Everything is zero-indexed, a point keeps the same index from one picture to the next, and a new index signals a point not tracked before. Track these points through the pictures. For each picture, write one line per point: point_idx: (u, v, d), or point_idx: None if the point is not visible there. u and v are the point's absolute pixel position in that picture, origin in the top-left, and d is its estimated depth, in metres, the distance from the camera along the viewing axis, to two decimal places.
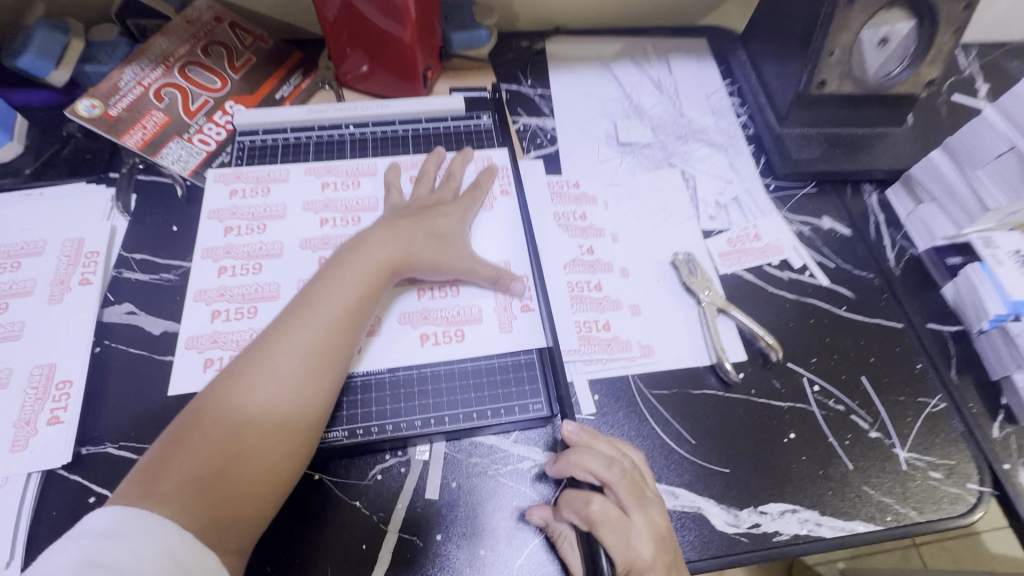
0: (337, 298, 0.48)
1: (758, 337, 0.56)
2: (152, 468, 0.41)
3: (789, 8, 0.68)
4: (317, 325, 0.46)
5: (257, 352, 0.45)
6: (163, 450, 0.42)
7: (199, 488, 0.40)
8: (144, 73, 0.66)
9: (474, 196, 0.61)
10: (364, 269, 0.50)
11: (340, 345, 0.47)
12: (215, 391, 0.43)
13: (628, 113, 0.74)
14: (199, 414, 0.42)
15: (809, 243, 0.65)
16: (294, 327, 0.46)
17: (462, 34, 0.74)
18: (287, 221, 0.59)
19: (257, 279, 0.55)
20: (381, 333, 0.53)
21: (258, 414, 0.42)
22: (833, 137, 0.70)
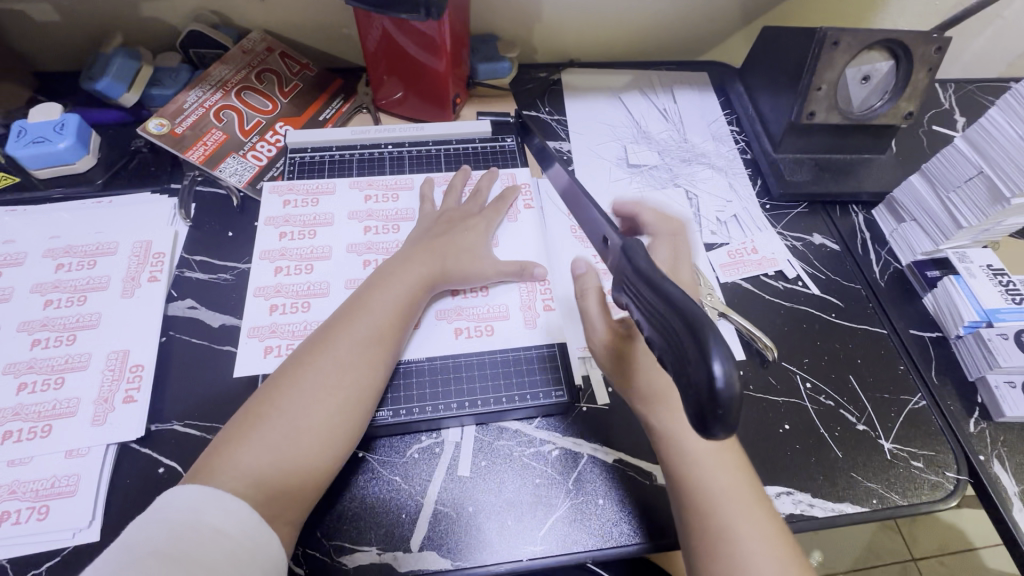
0: (387, 299, 0.54)
1: (755, 339, 0.63)
2: (227, 442, 0.45)
3: (780, 47, 0.76)
4: (371, 322, 0.52)
5: (319, 343, 0.51)
6: (237, 427, 0.46)
7: (272, 459, 0.45)
8: (205, 96, 0.73)
9: (499, 209, 0.68)
10: (411, 277, 0.57)
11: (391, 340, 0.53)
12: (282, 377, 0.49)
13: (637, 137, 0.81)
14: (270, 396, 0.48)
15: (802, 257, 0.72)
16: (351, 323, 0.52)
17: (487, 65, 0.82)
18: (334, 229, 0.66)
19: (310, 279, 0.62)
20: (421, 327, 0.60)
21: (323, 395, 0.48)
22: (822, 162, 0.77)
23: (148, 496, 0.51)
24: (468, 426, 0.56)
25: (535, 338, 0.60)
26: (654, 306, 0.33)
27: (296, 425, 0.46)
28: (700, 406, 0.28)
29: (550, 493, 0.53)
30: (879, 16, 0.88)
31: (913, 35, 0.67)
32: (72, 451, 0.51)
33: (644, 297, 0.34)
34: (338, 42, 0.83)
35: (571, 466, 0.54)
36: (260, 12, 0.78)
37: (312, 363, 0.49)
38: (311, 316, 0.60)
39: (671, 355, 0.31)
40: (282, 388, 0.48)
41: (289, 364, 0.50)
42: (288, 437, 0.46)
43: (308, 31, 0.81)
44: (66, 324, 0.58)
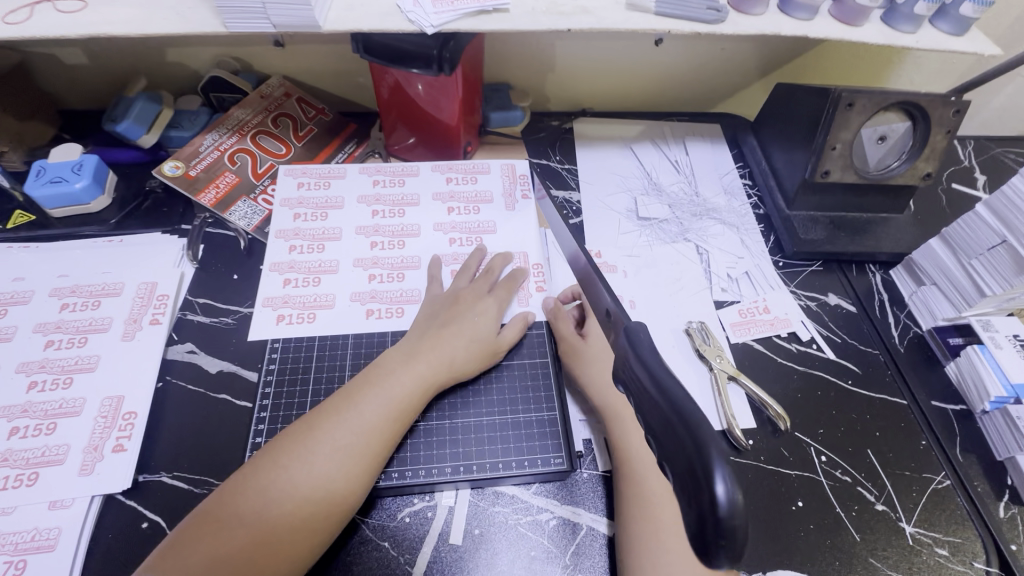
0: (381, 402, 0.51)
1: (766, 406, 0.60)
2: (181, 541, 0.44)
3: (794, 104, 0.75)
4: (359, 428, 0.50)
5: (299, 442, 0.48)
6: (198, 522, 0.45)
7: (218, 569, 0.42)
8: (221, 139, 0.74)
9: (510, 287, 0.64)
10: (415, 371, 0.54)
11: (376, 449, 0.50)
12: (254, 475, 0.47)
13: (647, 189, 0.81)
14: (237, 495, 0.46)
15: (816, 318, 0.70)
16: (336, 426, 0.49)
17: (500, 114, 0.83)
18: (338, 276, 0.65)
19: (313, 289, 0.64)
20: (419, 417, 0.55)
21: (292, 506, 0.45)
22: (837, 219, 0.75)
23: (129, 552, 0.49)
24: (463, 490, 0.54)
25: (537, 400, 0.58)
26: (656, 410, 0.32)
27: (257, 534, 0.44)
28: (700, 529, 0.27)
29: (545, 568, 0.50)
30: (894, 75, 0.88)
31: (930, 98, 0.66)
32: (56, 502, 0.50)
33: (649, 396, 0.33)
34: (355, 88, 0.85)
35: (568, 539, 0.52)
36: (280, 60, 0.80)
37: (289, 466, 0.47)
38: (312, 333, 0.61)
39: (670, 466, 0.30)
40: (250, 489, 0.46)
41: (264, 458, 0.48)
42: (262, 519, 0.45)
43: (325, 77, 0.83)
44: (64, 366, 0.57)
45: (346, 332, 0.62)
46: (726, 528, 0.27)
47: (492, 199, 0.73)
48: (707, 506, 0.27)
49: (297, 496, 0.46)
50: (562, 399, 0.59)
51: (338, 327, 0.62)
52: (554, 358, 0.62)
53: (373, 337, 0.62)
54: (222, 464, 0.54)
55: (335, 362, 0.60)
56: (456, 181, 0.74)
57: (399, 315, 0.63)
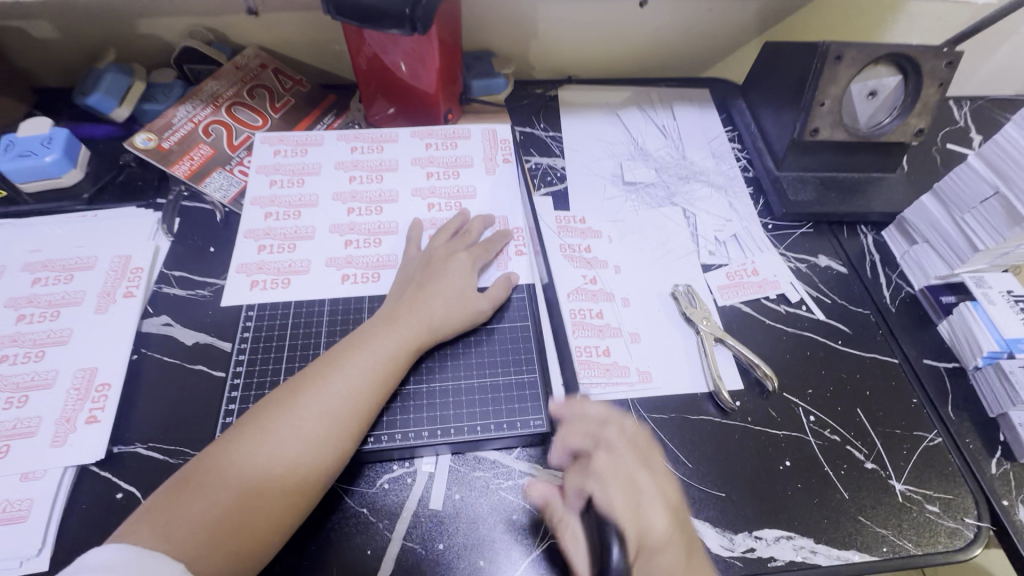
0: (363, 363, 0.50)
1: (754, 367, 0.59)
2: (157, 510, 0.41)
3: (782, 63, 0.73)
4: (346, 391, 0.49)
5: (287, 403, 0.47)
6: (178, 491, 0.42)
7: (202, 541, 0.40)
8: (195, 111, 0.73)
9: (488, 248, 0.62)
10: (399, 336, 0.53)
11: (362, 410, 0.49)
12: (242, 442, 0.45)
13: (633, 154, 0.79)
14: (222, 461, 0.44)
15: (806, 279, 0.68)
16: (322, 388, 0.48)
17: (481, 82, 0.80)
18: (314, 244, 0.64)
19: (288, 257, 0.63)
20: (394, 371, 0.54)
21: (279, 469, 0.44)
22: (828, 180, 0.74)
23: (104, 522, 0.48)
24: (443, 456, 0.53)
25: (516, 361, 0.57)
26: None
27: (241, 498, 0.43)
28: None
29: (528, 531, 0.50)
30: (887, 33, 0.85)
31: (921, 49, 0.64)
32: (28, 473, 0.49)
33: None
34: (332, 58, 0.83)
35: None
36: (255, 30, 0.78)
37: (277, 436, 0.45)
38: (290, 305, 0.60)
39: None
40: (237, 457, 0.44)
41: (249, 424, 0.46)
42: (251, 478, 0.43)
43: (302, 47, 0.81)
44: (36, 340, 0.56)
45: (321, 299, 0.60)
46: None
47: (470, 163, 0.71)
48: None
49: (287, 464, 0.45)
50: (541, 362, 0.58)
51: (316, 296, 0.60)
52: (534, 321, 0.60)
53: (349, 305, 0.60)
54: (198, 434, 0.53)
55: (310, 330, 0.58)
56: (433, 149, 0.72)
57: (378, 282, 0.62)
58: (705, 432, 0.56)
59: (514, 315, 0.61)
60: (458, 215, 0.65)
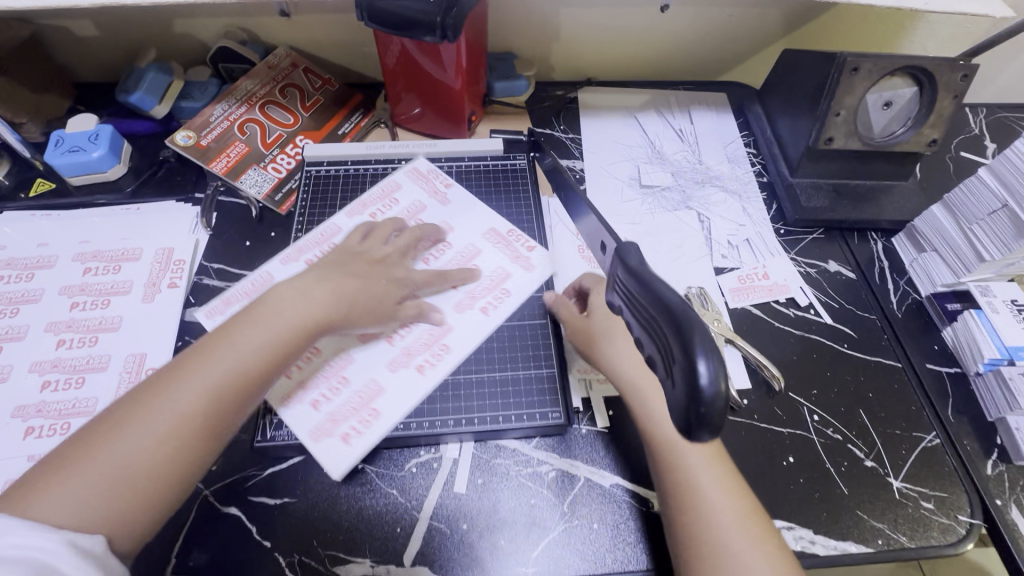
0: (247, 344, 0.45)
1: (762, 367, 0.62)
2: (32, 479, 0.39)
3: (799, 71, 0.75)
4: (238, 360, 0.45)
5: (175, 374, 0.44)
6: (55, 460, 0.40)
7: (73, 514, 0.38)
8: (231, 109, 0.76)
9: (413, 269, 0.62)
10: (292, 309, 0.48)
11: (260, 381, 0.46)
12: (129, 409, 0.42)
13: (650, 158, 0.81)
14: (101, 429, 0.41)
15: (815, 284, 0.70)
16: (211, 358, 0.44)
17: (504, 83, 0.82)
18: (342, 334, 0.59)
19: (322, 360, 0.57)
20: (317, 359, 0.57)
21: (168, 443, 0.41)
22: (840, 187, 0.76)
23: None
24: (467, 443, 0.57)
25: (535, 357, 0.61)
26: (641, 305, 0.36)
27: (126, 475, 0.40)
28: (686, 409, 0.31)
29: (545, 514, 0.53)
30: (906, 39, 0.86)
31: (937, 61, 0.65)
32: None
33: (635, 297, 0.37)
34: (360, 59, 0.85)
35: (568, 489, 0.55)
36: (287, 30, 0.81)
37: (160, 407, 0.42)
38: (325, 418, 0.54)
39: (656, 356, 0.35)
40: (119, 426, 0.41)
41: (144, 392, 0.42)
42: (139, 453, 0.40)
43: (332, 48, 0.84)
44: (89, 326, 0.60)
45: None
46: (707, 407, 0.31)
47: (424, 201, 0.71)
48: (693, 388, 0.31)
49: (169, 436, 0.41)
50: (559, 357, 0.61)
51: (349, 395, 0.56)
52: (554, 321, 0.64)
53: (393, 407, 0.55)
54: None
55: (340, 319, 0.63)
56: (385, 198, 0.71)
57: (420, 371, 0.57)
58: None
59: (532, 310, 0.64)
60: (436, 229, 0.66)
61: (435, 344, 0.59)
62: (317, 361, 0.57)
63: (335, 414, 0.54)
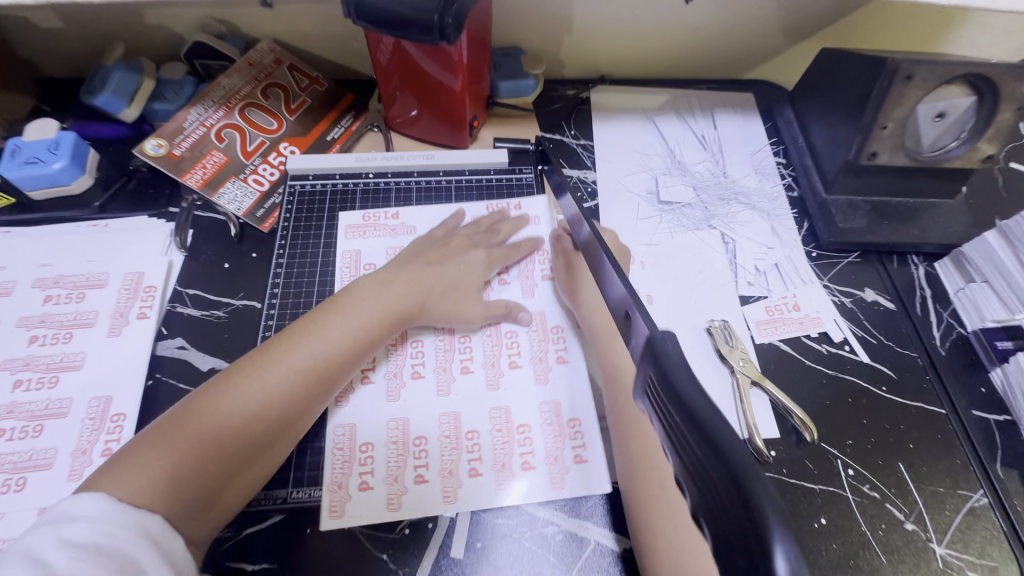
0: (334, 333, 0.53)
1: (791, 414, 0.56)
2: (131, 455, 0.43)
3: (840, 75, 0.67)
4: (322, 347, 0.52)
5: (271, 355, 0.51)
6: (149, 439, 0.45)
7: (171, 494, 0.42)
8: (207, 113, 0.69)
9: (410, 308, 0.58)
10: (371, 305, 0.56)
11: (339, 367, 0.52)
12: (218, 395, 0.48)
13: (670, 168, 0.74)
14: (196, 412, 0.46)
15: (850, 316, 0.64)
16: (300, 344, 0.51)
17: (508, 83, 0.74)
18: (475, 404, 0.57)
19: (489, 436, 0.55)
20: (376, 449, 0.54)
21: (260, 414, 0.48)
22: (879, 206, 0.69)
23: None
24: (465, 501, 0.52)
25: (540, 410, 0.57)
26: (691, 449, 0.29)
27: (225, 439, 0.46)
28: None
29: None
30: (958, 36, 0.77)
31: (1002, 69, 0.57)
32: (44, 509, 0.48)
33: (680, 429, 0.30)
34: (351, 54, 0.77)
35: (577, 554, 0.50)
36: (269, 22, 0.73)
37: (250, 393, 0.48)
38: (566, 463, 0.54)
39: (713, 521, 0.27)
40: (213, 407, 0.47)
41: (245, 366, 0.50)
42: (236, 419, 0.47)
43: (319, 42, 0.76)
44: (49, 364, 0.55)
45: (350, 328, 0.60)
46: None
47: (389, 247, 0.66)
48: None
49: (256, 420, 0.48)
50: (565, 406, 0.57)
51: (537, 425, 0.56)
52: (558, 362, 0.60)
53: (570, 405, 0.57)
54: None
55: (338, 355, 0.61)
56: (352, 265, 0.64)
57: (562, 361, 0.60)
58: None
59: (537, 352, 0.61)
60: (526, 225, 0.68)
61: (547, 336, 0.62)
62: (354, 456, 0.54)
63: (551, 447, 0.55)
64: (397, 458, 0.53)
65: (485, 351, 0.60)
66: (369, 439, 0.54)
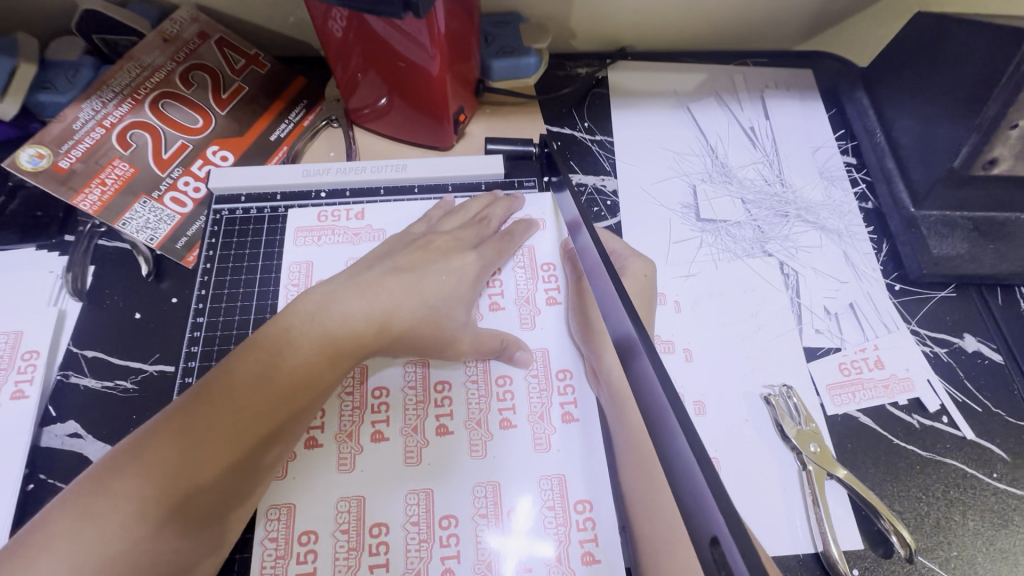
0: (307, 350, 0.38)
1: (879, 518, 0.42)
2: (30, 551, 0.29)
3: (953, 51, 0.49)
4: (294, 368, 0.37)
5: (224, 382, 0.36)
6: (51, 530, 0.30)
7: None
8: (106, 109, 0.52)
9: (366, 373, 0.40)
10: (352, 315, 0.39)
11: (319, 390, 0.38)
12: (150, 451, 0.33)
13: (711, 173, 0.58)
14: (120, 481, 0.32)
15: (947, 373, 0.49)
16: (267, 363, 0.37)
17: (505, 60, 0.57)
18: (454, 479, 0.40)
19: (470, 526, 0.38)
20: (320, 540, 0.38)
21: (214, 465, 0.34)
22: (982, 224, 0.53)
23: None
24: None
25: (544, 494, 0.39)
26: None
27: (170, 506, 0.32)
28: None
29: None
30: None
31: None
32: None
33: None
34: (298, 23, 0.59)
35: None
36: None
37: (210, 434, 0.34)
38: (570, 565, 0.38)
39: None
40: (148, 469, 0.32)
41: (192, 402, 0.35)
42: (183, 479, 0.33)
43: (255, 9, 0.58)
44: None
45: None
46: None
47: (348, 257, 0.50)
48: None
49: (217, 474, 0.34)
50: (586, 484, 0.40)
51: (532, 512, 0.39)
52: (578, 434, 0.41)
53: (582, 480, 0.40)
54: None
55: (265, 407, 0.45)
56: (301, 282, 0.49)
57: (569, 422, 0.41)
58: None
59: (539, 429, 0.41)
60: (529, 224, 0.50)
61: (550, 384, 0.43)
62: (291, 552, 0.38)
63: (553, 543, 0.38)
64: (345, 555, 0.38)
65: (469, 399, 0.42)
66: (311, 527, 0.38)
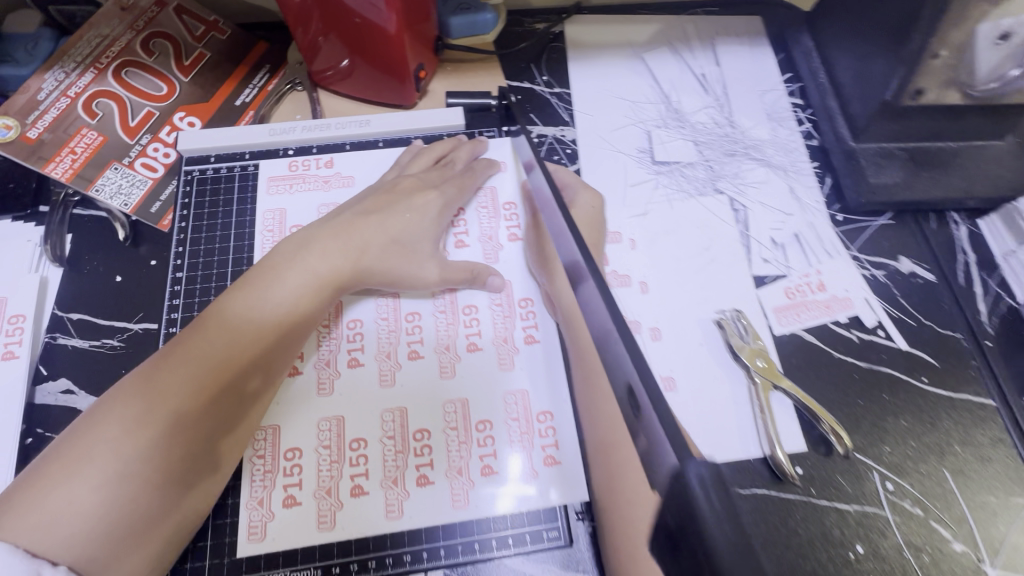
0: (288, 287, 0.41)
1: (818, 420, 0.47)
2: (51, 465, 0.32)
3: None
4: (278, 303, 0.40)
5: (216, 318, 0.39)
6: (66, 449, 0.33)
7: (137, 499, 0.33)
8: (69, 79, 0.53)
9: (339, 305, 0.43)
10: (325, 258, 0.42)
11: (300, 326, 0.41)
12: (152, 378, 0.36)
13: (665, 119, 0.61)
14: (125, 405, 0.35)
15: (883, 293, 0.54)
16: (254, 300, 0.40)
17: (462, 17, 0.58)
18: (427, 398, 0.43)
19: (443, 435, 0.42)
20: (305, 456, 0.41)
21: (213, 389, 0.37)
22: (918, 153, 0.56)
23: None
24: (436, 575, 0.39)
25: (510, 406, 0.43)
26: None
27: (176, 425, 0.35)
28: None
29: None
30: None
31: None
32: None
33: None
34: None
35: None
36: None
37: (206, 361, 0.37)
38: (534, 466, 0.41)
39: None
40: (151, 394, 0.35)
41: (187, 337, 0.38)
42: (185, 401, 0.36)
43: None
44: None
45: None
46: None
47: (319, 203, 0.52)
48: None
49: (214, 397, 0.37)
50: (546, 394, 0.43)
51: (500, 423, 0.42)
52: (538, 354, 0.44)
53: (542, 393, 0.43)
54: None
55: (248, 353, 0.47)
56: (275, 228, 0.51)
57: (531, 342, 0.45)
58: (763, 510, 0.45)
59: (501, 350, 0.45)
60: (490, 164, 0.52)
61: (513, 311, 0.46)
62: (278, 466, 0.41)
63: (518, 447, 0.42)
64: (328, 467, 0.41)
65: (438, 328, 0.45)
66: (296, 444, 0.41)
